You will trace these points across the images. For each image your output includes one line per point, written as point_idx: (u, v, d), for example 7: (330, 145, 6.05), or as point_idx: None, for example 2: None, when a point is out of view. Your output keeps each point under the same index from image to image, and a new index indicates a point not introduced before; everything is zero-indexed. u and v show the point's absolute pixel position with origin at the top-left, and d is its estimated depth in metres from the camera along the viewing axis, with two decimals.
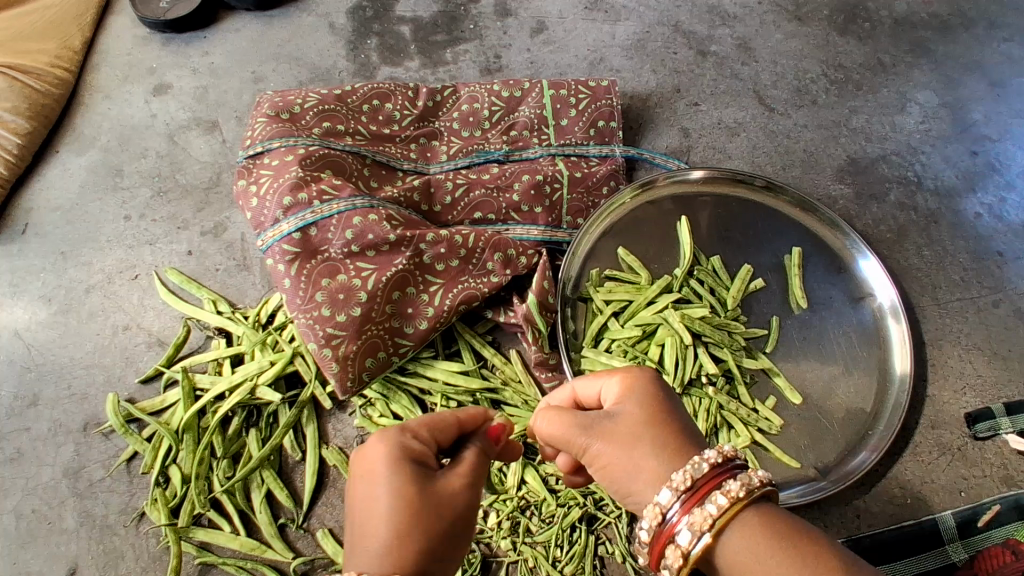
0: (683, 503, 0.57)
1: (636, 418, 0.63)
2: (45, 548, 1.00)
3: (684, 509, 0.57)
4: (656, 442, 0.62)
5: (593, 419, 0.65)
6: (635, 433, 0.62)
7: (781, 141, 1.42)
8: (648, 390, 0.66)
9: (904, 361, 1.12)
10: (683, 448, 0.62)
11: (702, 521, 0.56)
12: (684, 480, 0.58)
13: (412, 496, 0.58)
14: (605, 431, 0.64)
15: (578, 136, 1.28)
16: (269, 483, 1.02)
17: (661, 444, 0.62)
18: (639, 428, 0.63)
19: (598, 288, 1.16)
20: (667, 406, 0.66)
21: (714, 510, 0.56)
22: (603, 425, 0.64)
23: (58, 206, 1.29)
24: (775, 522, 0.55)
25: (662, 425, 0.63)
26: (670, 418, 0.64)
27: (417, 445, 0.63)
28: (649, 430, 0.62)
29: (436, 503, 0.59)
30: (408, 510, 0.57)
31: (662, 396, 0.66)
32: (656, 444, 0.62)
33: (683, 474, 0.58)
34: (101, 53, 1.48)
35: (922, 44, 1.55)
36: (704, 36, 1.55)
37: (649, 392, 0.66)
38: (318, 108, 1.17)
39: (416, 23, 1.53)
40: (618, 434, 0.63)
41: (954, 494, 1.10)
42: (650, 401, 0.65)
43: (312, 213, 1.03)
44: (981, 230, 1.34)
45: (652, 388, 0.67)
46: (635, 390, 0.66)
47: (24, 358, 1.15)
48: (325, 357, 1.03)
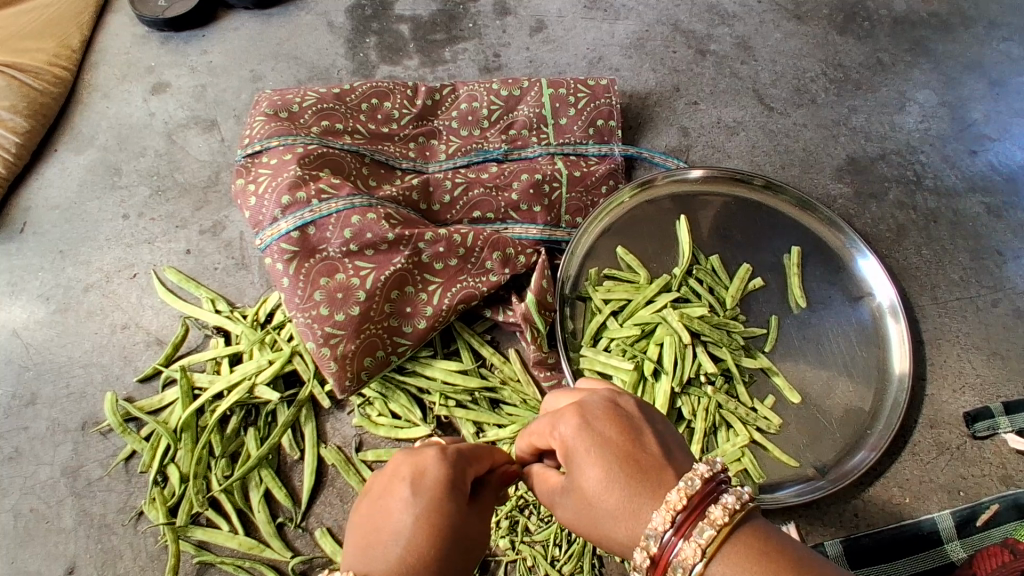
0: (670, 540, 0.53)
1: (589, 487, 0.57)
2: (42, 547, 1.00)
3: (674, 544, 0.53)
4: (610, 508, 0.56)
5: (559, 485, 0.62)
6: (589, 504, 0.58)
7: (780, 140, 1.42)
8: (594, 440, 0.58)
9: (904, 361, 1.12)
10: (645, 501, 0.55)
11: (692, 556, 0.52)
12: (665, 518, 0.54)
13: (448, 511, 0.56)
14: (568, 500, 0.60)
15: (578, 135, 1.28)
16: (267, 482, 1.02)
17: (619, 506, 0.56)
18: (596, 499, 0.57)
19: (597, 287, 1.16)
20: (618, 444, 0.58)
21: (703, 540, 0.52)
22: (567, 495, 0.60)
23: (56, 205, 1.29)
24: (760, 545, 0.51)
25: (611, 480, 0.56)
26: (620, 467, 0.57)
27: (462, 461, 0.60)
28: (599, 495, 0.57)
29: (466, 531, 0.57)
30: (440, 526, 0.54)
31: (608, 432, 0.59)
32: (611, 512, 0.56)
33: (664, 512, 0.54)
34: (99, 52, 1.47)
35: (921, 43, 1.55)
36: (703, 35, 1.55)
37: (585, 439, 0.58)
38: (316, 107, 1.17)
39: (415, 22, 1.53)
40: (578, 505, 0.59)
41: (953, 493, 1.10)
42: (588, 453, 0.58)
43: (310, 212, 1.03)
44: (980, 229, 1.34)
45: (590, 430, 0.59)
46: (572, 443, 0.59)
47: (22, 358, 1.15)
48: (324, 356, 1.03)
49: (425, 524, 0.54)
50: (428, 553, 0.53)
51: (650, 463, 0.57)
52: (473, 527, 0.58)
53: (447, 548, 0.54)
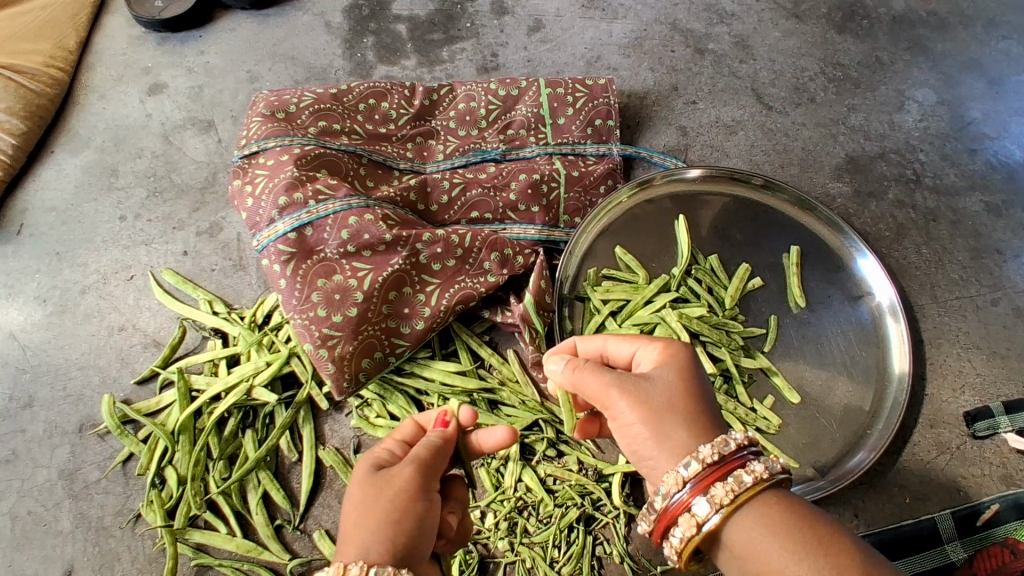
0: (706, 475, 0.60)
1: (672, 387, 0.66)
2: (40, 550, 1.00)
3: (706, 481, 0.60)
4: (678, 417, 0.64)
5: (625, 378, 0.67)
6: (665, 406, 0.64)
7: (779, 140, 1.41)
8: (686, 364, 0.68)
9: (903, 361, 1.12)
10: (709, 429, 0.65)
11: (722, 495, 0.58)
12: (711, 454, 0.60)
13: (371, 485, 0.63)
14: (634, 392, 0.65)
15: (576, 135, 1.28)
16: (265, 484, 1.01)
17: (691, 419, 0.64)
18: (675, 399, 0.65)
19: (595, 287, 1.16)
20: (700, 380, 0.69)
21: (736, 485, 0.58)
22: (639, 386, 0.66)
23: (53, 207, 1.28)
24: (790, 506, 0.58)
25: (693, 398, 0.65)
26: (698, 394, 0.66)
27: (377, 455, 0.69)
28: (679, 403, 0.65)
29: (393, 490, 0.62)
30: (368, 498, 0.62)
31: (696, 368, 0.69)
32: (675, 422, 0.64)
33: (712, 447, 0.61)
34: (95, 53, 1.47)
35: (920, 42, 1.55)
36: (702, 34, 1.55)
37: (683, 361, 0.68)
38: (313, 108, 1.17)
39: (412, 22, 1.53)
40: (650, 399, 0.65)
41: (953, 493, 1.10)
42: (678, 373, 0.67)
43: (308, 213, 1.03)
44: (980, 227, 1.33)
45: (688, 358, 0.69)
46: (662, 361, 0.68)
47: (19, 360, 1.14)
48: (321, 358, 1.03)
49: (357, 505, 0.62)
50: (364, 524, 0.60)
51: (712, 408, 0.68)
52: (402, 484, 0.63)
53: (378, 511, 0.61)
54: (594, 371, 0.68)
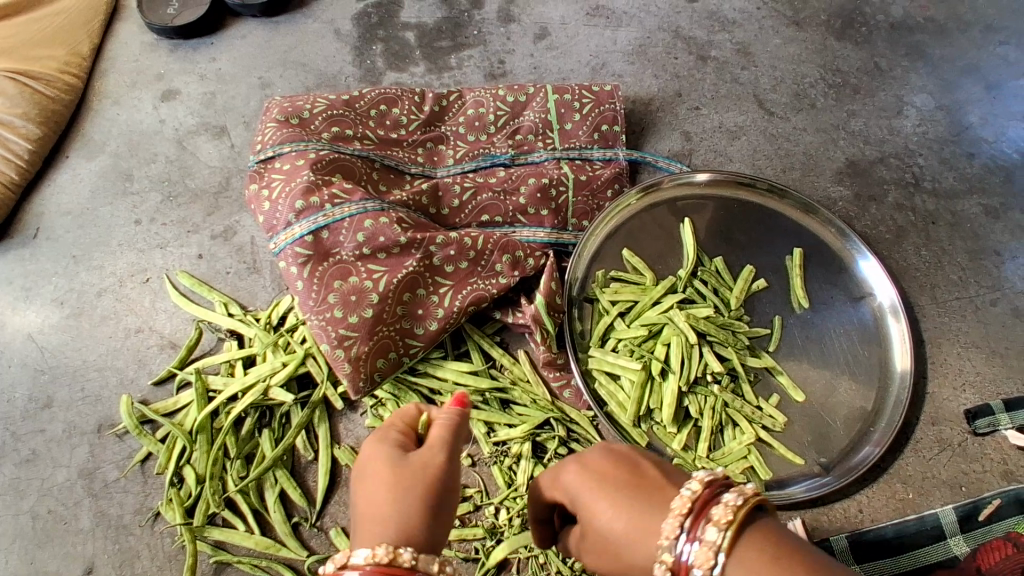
0: (687, 536, 0.51)
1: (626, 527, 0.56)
2: (61, 548, 1.01)
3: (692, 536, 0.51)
4: (627, 515, 0.55)
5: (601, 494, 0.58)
6: (614, 547, 0.56)
7: (781, 144, 1.44)
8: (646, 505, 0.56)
9: (905, 359, 1.15)
10: (650, 528, 0.54)
11: (708, 551, 0.49)
12: (675, 523, 0.52)
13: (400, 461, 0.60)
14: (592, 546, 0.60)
15: (583, 139, 1.30)
16: (282, 483, 1.03)
17: (631, 532, 0.55)
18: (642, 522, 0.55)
19: (604, 289, 1.18)
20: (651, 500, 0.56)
21: (712, 538, 0.49)
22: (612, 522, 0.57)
23: (69, 211, 1.30)
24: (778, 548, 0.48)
25: (623, 514, 0.56)
26: (631, 495, 0.57)
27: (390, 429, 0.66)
28: (620, 530, 0.56)
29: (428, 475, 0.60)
30: (395, 473, 0.58)
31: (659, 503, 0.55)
32: (625, 537, 0.55)
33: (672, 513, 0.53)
34: (109, 60, 1.49)
35: (918, 49, 1.58)
36: (704, 41, 1.58)
37: (598, 485, 0.59)
38: (326, 113, 1.19)
39: (421, 29, 1.56)
40: (607, 551, 0.57)
41: (955, 488, 1.13)
42: (593, 476, 0.60)
43: (324, 216, 1.05)
44: (978, 229, 1.37)
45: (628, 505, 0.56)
46: (576, 479, 0.60)
47: (37, 362, 1.16)
48: (338, 358, 1.05)
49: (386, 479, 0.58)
50: (393, 492, 0.57)
51: (651, 486, 0.57)
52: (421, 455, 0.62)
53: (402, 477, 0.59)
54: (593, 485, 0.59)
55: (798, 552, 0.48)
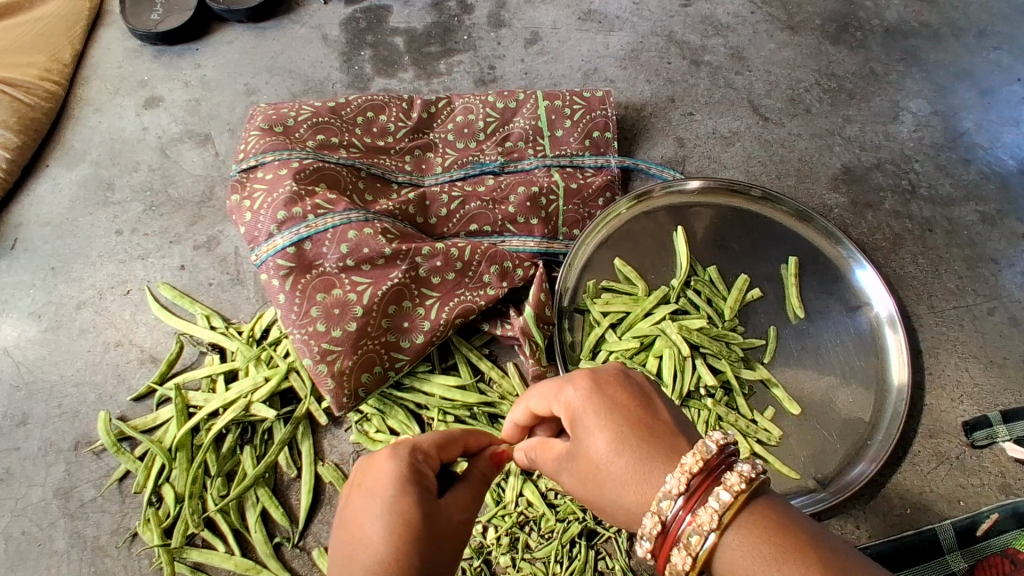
0: (686, 499, 0.53)
1: (619, 466, 0.58)
2: (35, 570, 0.98)
3: (692, 502, 0.53)
4: (629, 457, 0.57)
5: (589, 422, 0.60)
6: (606, 479, 0.58)
7: (775, 150, 1.42)
8: (640, 444, 0.58)
9: (902, 371, 1.12)
10: (649, 478, 0.56)
11: (707, 521, 0.51)
12: (679, 482, 0.54)
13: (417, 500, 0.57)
14: (573, 474, 0.63)
15: (574, 147, 1.28)
16: (264, 501, 1.00)
17: (628, 477, 0.57)
18: (641, 466, 0.57)
19: (595, 299, 1.16)
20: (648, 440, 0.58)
21: (717, 507, 0.51)
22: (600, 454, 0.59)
23: (48, 221, 1.27)
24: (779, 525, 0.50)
25: (621, 447, 0.58)
26: (637, 441, 0.58)
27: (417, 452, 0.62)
28: (618, 468, 0.57)
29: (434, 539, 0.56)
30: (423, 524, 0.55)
31: (659, 449, 0.57)
32: (620, 477, 0.57)
33: (678, 475, 0.54)
34: (91, 67, 1.47)
35: (913, 53, 1.56)
36: (697, 46, 1.56)
37: (594, 404, 0.60)
38: (311, 121, 1.16)
39: (409, 34, 1.53)
40: (595, 479, 0.60)
41: (953, 503, 1.10)
42: (604, 408, 0.60)
43: (306, 227, 1.03)
44: (975, 237, 1.34)
45: (626, 450, 0.58)
46: (585, 405, 0.61)
47: (13, 377, 1.13)
48: (321, 373, 1.02)
49: (391, 509, 0.55)
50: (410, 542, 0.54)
51: (660, 438, 0.58)
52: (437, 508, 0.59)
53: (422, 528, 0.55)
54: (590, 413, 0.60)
55: (801, 530, 0.49)
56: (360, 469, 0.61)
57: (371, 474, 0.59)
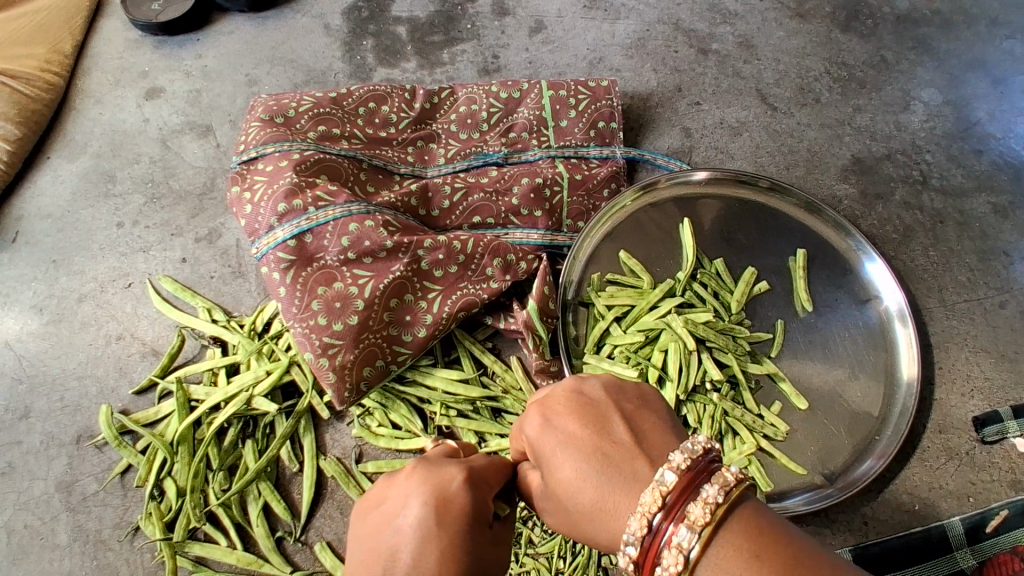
0: (652, 539, 0.51)
1: (587, 504, 0.55)
2: (38, 564, 0.98)
3: (658, 541, 0.51)
4: (592, 493, 0.55)
5: (550, 460, 0.58)
6: (575, 515, 0.56)
7: (784, 141, 1.40)
8: (602, 478, 0.55)
9: (911, 365, 1.11)
10: (619, 518, 0.53)
11: (674, 562, 0.48)
12: (642, 523, 0.51)
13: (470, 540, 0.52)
14: (553, 509, 0.60)
15: (579, 137, 1.26)
16: (265, 495, 1.00)
17: (599, 517, 0.54)
18: (607, 501, 0.54)
19: (599, 293, 1.14)
20: (609, 470, 0.55)
21: (683, 545, 0.48)
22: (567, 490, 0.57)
23: (49, 214, 1.27)
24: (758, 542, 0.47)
25: (584, 484, 0.55)
26: (601, 476, 0.55)
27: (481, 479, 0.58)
28: (586, 505, 0.55)
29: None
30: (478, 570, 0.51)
31: (621, 480, 0.54)
32: (590, 514, 0.55)
33: (639, 517, 0.51)
34: (91, 58, 1.45)
35: (925, 41, 1.53)
36: (705, 34, 1.53)
37: (551, 440, 0.58)
38: (312, 111, 1.15)
39: (412, 24, 1.51)
40: (568, 517, 0.57)
41: (962, 499, 1.08)
42: (561, 444, 0.58)
43: (307, 220, 1.01)
44: (987, 229, 1.32)
45: (590, 485, 0.55)
46: (543, 443, 0.59)
47: (16, 370, 1.13)
48: (322, 367, 1.01)
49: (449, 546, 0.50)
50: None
51: (622, 471, 0.54)
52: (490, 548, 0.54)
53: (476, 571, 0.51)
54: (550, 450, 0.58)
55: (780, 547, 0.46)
56: (422, 476, 0.55)
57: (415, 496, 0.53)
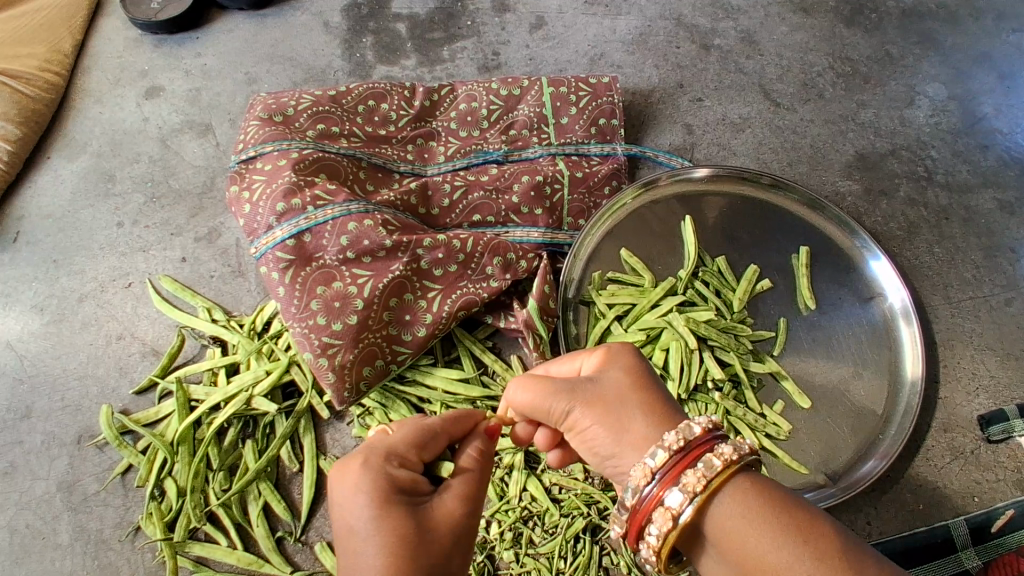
0: (688, 454, 0.55)
1: (641, 399, 0.61)
2: (39, 564, 0.99)
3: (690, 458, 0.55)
4: (654, 397, 0.62)
5: (621, 364, 0.64)
6: (623, 396, 0.61)
7: (786, 137, 1.38)
8: (662, 393, 0.63)
9: (916, 364, 1.09)
10: (671, 411, 0.61)
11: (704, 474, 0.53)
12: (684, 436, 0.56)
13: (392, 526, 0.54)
14: (586, 398, 0.62)
15: (579, 134, 1.25)
16: (265, 495, 1.00)
17: (650, 401, 0.61)
18: (661, 405, 0.61)
19: (600, 291, 1.13)
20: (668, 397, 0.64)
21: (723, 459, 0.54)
22: (625, 384, 0.62)
23: (49, 214, 1.27)
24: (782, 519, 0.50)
25: (649, 389, 0.62)
26: (660, 382, 0.64)
27: (402, 455, 0.61)
28: (640, 391, 0.62)
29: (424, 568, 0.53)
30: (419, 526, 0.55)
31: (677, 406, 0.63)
32: (642, 408, 0.61)
33: (676, 435, 0.56)
34: (91, 56, 1.45)
35: (930, 36, 1.51)
36: (707, 29, 1.51)
37: (632, 354, 0.66)
38: (312, 110, 1.14)
39: (412, 21, 1.50)
40: (605, 397, 0.62)
41: (968, 498, 1.07)
42: (640, 360, 0.66)
43: (305, 219, 1.01)
44: (992, 226, 1.30)
45: (651, 391, 0.62)
46: (622, 351, 0.66)
47: (16, 370, 1.13)
48: (322, 367, 1.01)
49: (376, 521, 0.53)
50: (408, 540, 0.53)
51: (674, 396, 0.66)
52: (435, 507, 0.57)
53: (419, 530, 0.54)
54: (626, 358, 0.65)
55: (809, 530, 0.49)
56: (341, 474, 0.58)
57: (338, 487, 0.57)
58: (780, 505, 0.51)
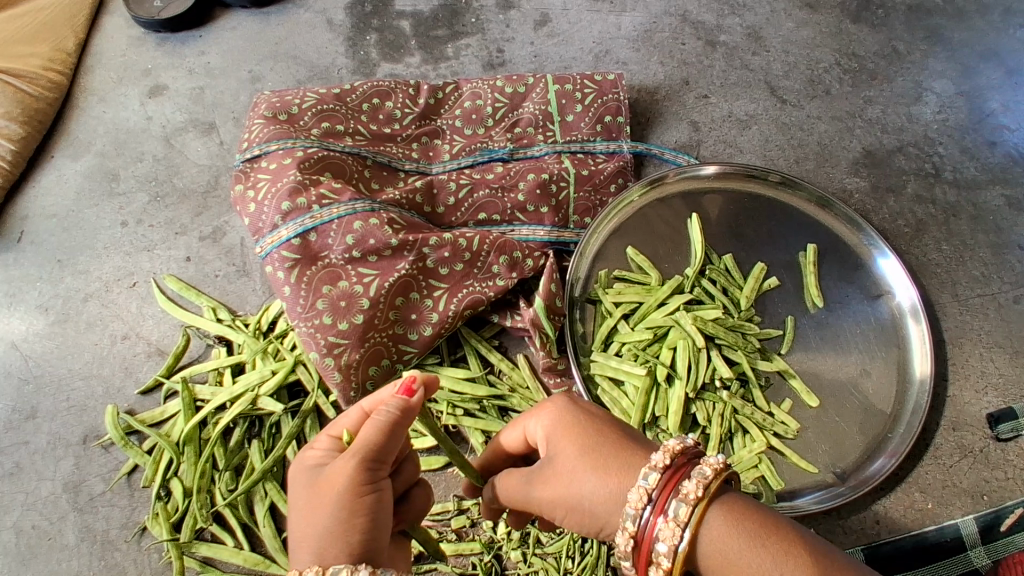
0: (666, 480, 0.55)
1: (597, 463, 0.60)
2: (45, 564, 0.98)
3: (671, 484, 0.55)
4: (611, 451, 0.61)
5: (572, 426, 0.63)
6: (575, 465, 0.60)
7: (793, 134, 1.37)
8: (617, 445, 0.61)
9: (925, 362, 1.09)
10: (628, 460, 0.60)
11: (694, 490, 0.54)
12: (665, 457, 0.57)
13: (298, 530, 0.56)
14: (547, 480, 0.62)
15: (585, 132, 1.24)
16: (272, 496, 0.99)
17: (601, 458, 0.60)
18: (617, 460, 0.60)
19: (607, 289, 1.12)
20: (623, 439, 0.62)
21: (704, 477, 0.55)
22: (582, 450, 0.61)
23: (54, 213, 1.26)
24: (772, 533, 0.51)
25: (602, 441, 0.61)
26: (603, 430, 0.63)
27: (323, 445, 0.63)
28: (587, 451, 0.61)
29: (327, 548, 0.54)
30: (314, 497, 0.57)
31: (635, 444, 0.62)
32: (602, 471, 0.59)
33: (664, 451, 0.57)
34: (95, 55, 1.45)
35: (938, 31, 1.50)
36: (713, 26, 1.51)
37: (574, 412, 0.64)
38: (316, 108, 1.14)
39: (416, 18, 1.49)
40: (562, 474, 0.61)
41: (976, 497, 1.07)
42: (586, 414, 0.64)
43: (311, 218, 1.01)
44: (1001, 222, 1.29)
45: (604, 445, 0.61)
46: (564, 415, 0.64)
47: (22, 371, 1.12)
48: (328, 367, 1.00)
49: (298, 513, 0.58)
50: (312, 518, 0.56)
51: (626, 432, 0.64)
52: (332, 476, 0.57)
53: (319, 505, 0.56)
54: (573, 422, 0.63)
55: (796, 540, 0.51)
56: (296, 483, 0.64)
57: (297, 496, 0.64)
58: (768, 528, 0.51)
